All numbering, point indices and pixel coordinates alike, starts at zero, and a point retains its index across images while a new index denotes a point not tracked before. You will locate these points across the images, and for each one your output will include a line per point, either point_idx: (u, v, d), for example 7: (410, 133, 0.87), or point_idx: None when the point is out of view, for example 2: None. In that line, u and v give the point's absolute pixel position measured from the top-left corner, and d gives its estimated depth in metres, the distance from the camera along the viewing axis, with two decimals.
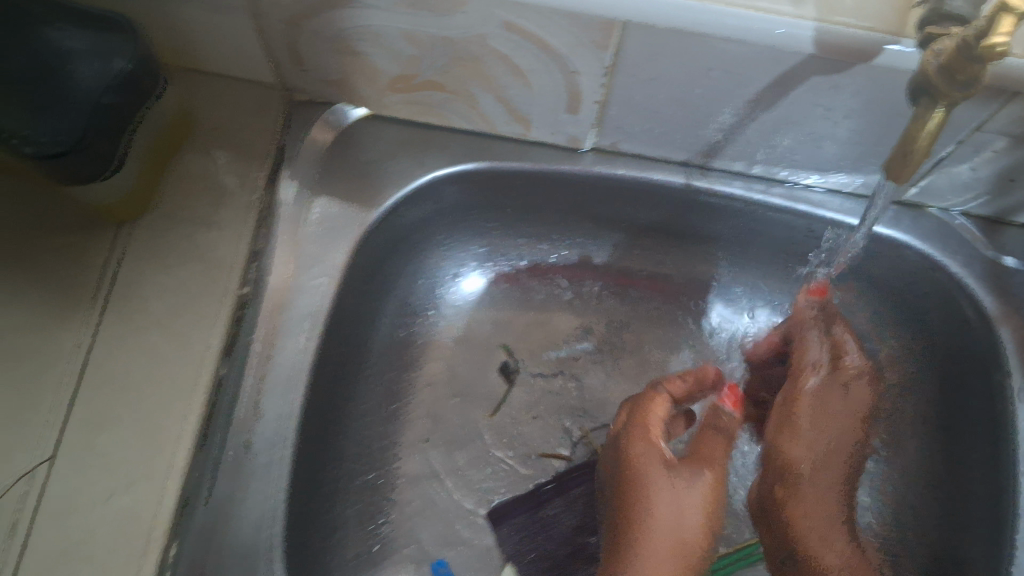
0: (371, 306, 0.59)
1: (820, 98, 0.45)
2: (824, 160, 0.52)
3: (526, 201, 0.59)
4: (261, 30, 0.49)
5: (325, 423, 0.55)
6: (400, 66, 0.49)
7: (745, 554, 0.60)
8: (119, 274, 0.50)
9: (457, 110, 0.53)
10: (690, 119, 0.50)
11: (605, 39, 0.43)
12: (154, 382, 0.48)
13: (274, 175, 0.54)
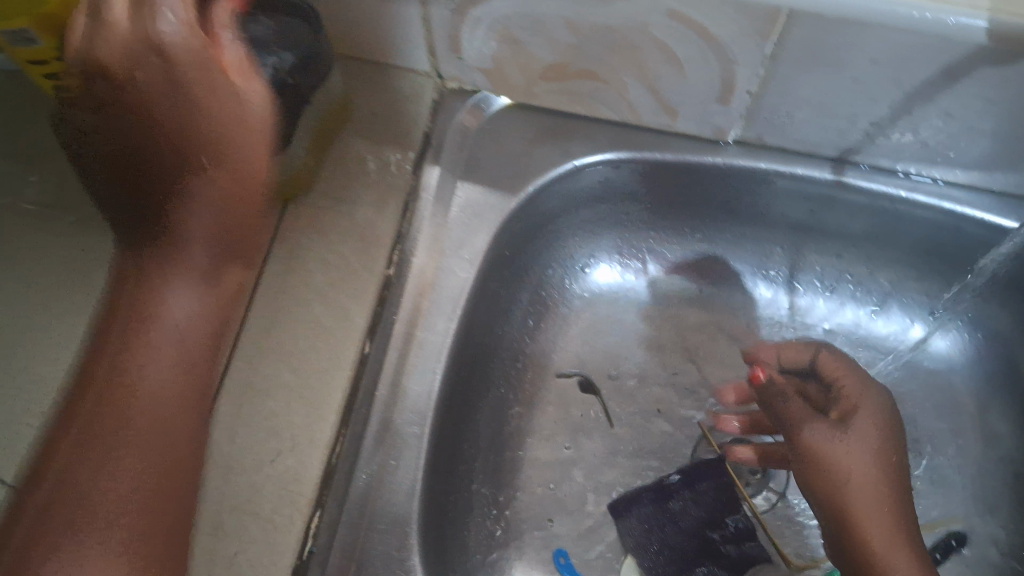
0: (509, 291, 0.59)
1: (987, 92, 0.45)
2: (980, 159, 0.51)
3: (660, 192, 0.59)
4: (422, 17, 0.50)
5: (461, 403, 0.56)
6: (552, 53, 0.50)
7: None
8: (277, 249, 0.53)
9: (605, 100, 0.54)
10: (845, 112, 0.49)
11: (770, 29, 0.43)
12: (307, 351, 0.51)
13: (421, 159, 0.55)
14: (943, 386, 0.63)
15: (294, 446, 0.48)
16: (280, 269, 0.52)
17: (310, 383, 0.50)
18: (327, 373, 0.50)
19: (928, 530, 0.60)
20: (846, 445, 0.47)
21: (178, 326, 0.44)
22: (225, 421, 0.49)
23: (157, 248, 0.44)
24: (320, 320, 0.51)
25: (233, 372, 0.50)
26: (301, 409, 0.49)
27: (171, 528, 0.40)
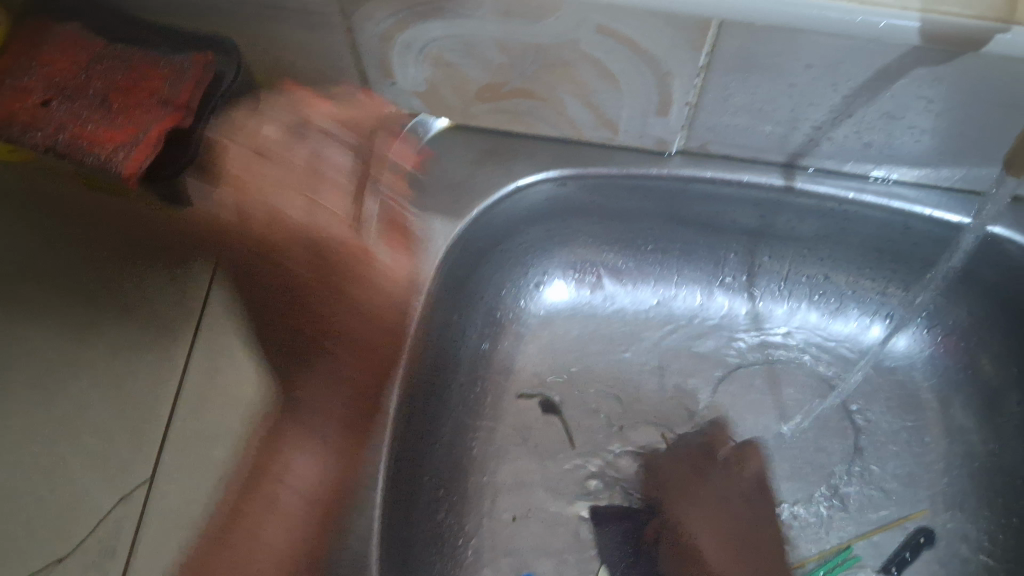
0: (461, 315, 0.58)
1: (922, 92, 0.44)
2: (923, 156, 0.50)
3: (607, 207, 0.58)
4: (349, 46, 0.49)
5: (417, 434, 0.55)
6: (486, 75, 0.49)
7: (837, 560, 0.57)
8: (216, 296, 0.52)
9: (544, 118, 0.53)
10: (785, 118, 0.48)
11: (700, 40, 0.42)
12: (251, 398, 0.50)
13: (360, 189, 0.54)
14: (904, 384, 0.62)
15: (243, 493, 0.47)
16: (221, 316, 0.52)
17: (257, 430, 0.49)
18: (272, 418, 0.49)
19: (902, 526, 0.58)
20: None
21: (306, 476, 0.48)
22: (172, 475, 0.48)
23: (280, 415, 0.49)
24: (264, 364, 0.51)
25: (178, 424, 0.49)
26: (248, 455, 0.48)
27: None
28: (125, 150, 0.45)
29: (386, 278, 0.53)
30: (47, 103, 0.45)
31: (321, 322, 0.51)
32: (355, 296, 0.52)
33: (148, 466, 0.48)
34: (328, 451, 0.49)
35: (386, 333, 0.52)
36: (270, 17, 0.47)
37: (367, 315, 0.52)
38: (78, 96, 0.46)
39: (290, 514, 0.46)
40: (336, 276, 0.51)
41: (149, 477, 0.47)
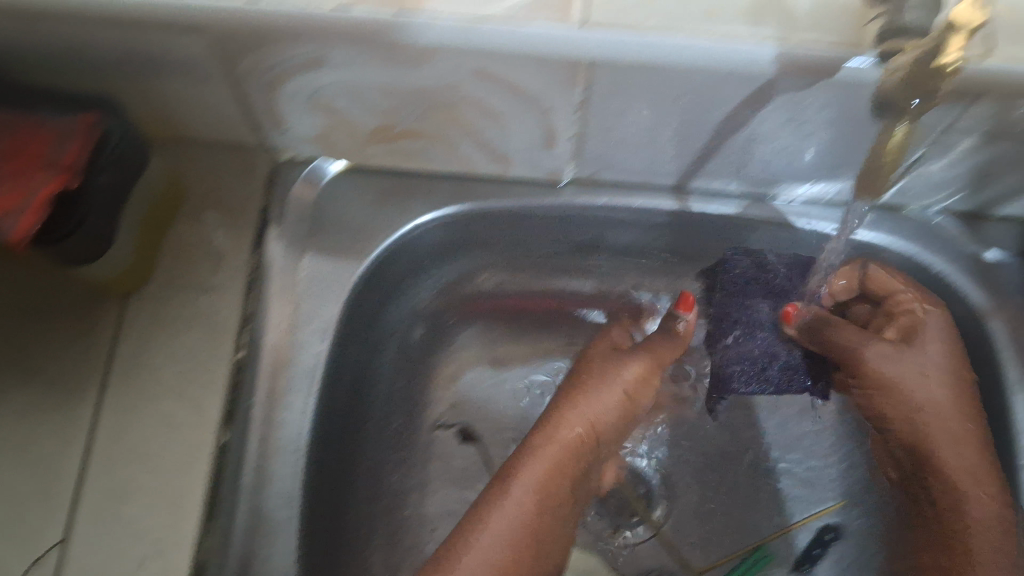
0: (372, 353, 0.59)
1: (790, 116, 0.46)
2: (802, 172, 0.52)
3: (507, 236, 0.60)
4: (238, 98, 0.49)
5: (334, 474, 0.55)
6: (376, 118, 0.50)
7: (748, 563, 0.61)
8: (121, 348, 0.52)
9: (438, 155, 0.54)
10: (668, 145, 0.50)
11: (575, 78, 0.44)
12: (162, 452, 0.49)
13: (260, 235, 0.54)
14: None
15: (158, 549, 0.47)
16: (127, 368, 0.51)
17: (170, 482, 0.49)
18: (184, 470, 0.49)
19: (806, 524, 0.62)
20: None
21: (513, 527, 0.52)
22: (85, 534, 0.47)
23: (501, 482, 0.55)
24: (172, 415, 0.50)
25: (89, 483, 0.49)
26: (162, 509, 0.48)
27: None
28: (10, 219, 0.41)
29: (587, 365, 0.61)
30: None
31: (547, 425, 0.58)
32: (583, 402, 0.59)
33: (60, 529, 0.47)
34: (533, 483, 0.54)
35: (571, 428, 0.58)
36: (154, 74, 0.47)
37: (589, 416, 0.58)
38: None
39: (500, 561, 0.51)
40: (541, 423, 0.59)
41: (61, 538, 0.47)
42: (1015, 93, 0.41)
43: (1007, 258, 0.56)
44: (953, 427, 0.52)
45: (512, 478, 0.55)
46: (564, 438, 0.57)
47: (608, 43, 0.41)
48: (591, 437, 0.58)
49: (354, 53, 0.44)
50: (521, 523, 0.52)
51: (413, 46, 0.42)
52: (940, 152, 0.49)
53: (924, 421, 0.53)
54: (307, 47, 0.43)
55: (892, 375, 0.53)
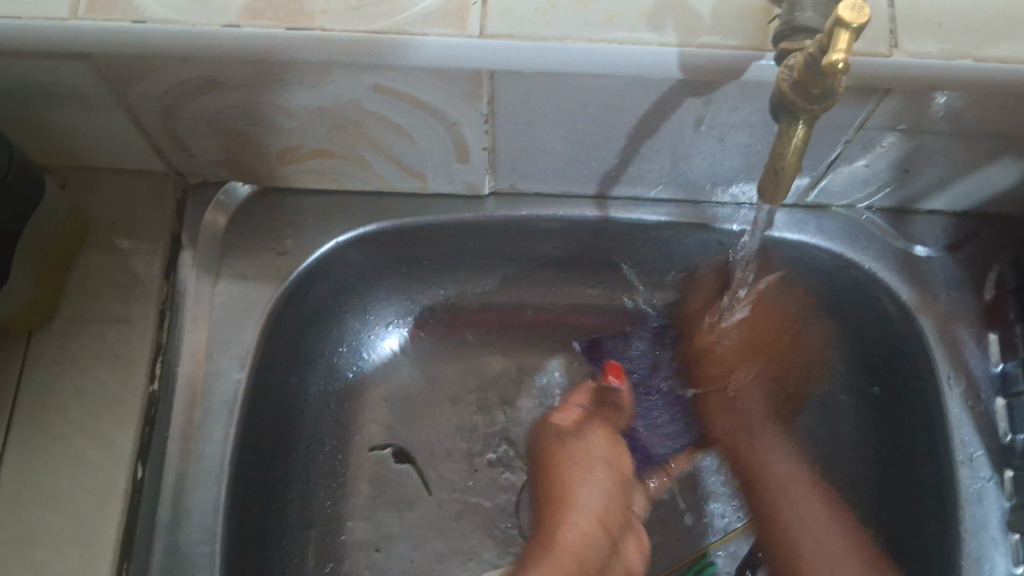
0: (296, 379, 0.57)
1: (702, 119, 0.45)
2: (723, 175, 0.52)
3: (432, 252, 0.58)
4: (135, 123, 0.48)
5: (259, 505, 0.53)
6: (282, 138, 0.49)
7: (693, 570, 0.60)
8: (26, 387, 0.49)
9: (351, 173, 0.52)
10: (584, 153, 0.49)
11: (477, 90, 0.43)
12: (71, 493, 0.47)
13: (172, 263, 0.53)
14: None
15: None
16: (33, 407, 0.49)
17: (81, 523, 0.47)
18: (96, 510, 0.47)
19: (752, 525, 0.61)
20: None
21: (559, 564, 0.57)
22: None
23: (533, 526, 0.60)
24: (82, 454, 0.48)
25: None
26: (74, 552, 0.46)
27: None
28: None
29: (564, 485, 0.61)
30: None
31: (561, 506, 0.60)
32: (572, 497, 0.60)
33: None
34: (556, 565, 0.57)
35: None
36: (43, 103, 0.46)
37: (592, 510, 0.60)
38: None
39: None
40: (541, 536, 0.59)
41: None
42: (921, 88, 0.41)
43: (934, 253, 0.55)
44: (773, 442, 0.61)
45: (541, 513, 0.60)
46: (568, 545, 0.58)
47: (506, 53, 0.40)
48: (602, 512, 0.59)
49: (248, 73, 0.42)
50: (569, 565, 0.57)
51: (307, 64, 0.41)
52: (858, 150, 0.48)
53: (755, 455, 0.61)
54: (198, 69, 0.42)
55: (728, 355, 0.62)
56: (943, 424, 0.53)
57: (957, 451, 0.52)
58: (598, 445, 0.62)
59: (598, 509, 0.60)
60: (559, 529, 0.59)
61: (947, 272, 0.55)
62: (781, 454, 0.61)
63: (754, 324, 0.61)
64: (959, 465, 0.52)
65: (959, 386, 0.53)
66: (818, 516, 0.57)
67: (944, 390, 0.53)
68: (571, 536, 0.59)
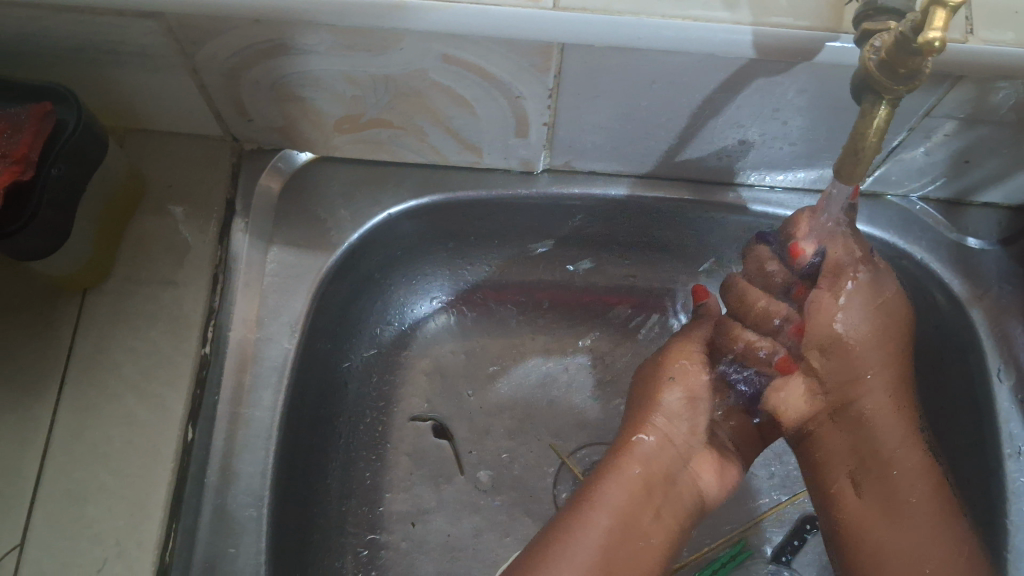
0: (343, 348, 0.58)
1: (766, 99, 0.45)
2: (779, 159, 0.52)
3: (483, 228, 0.58)
4: (197, 86, 0.48)
5: (304, 472, 0.54)
6: (341, 106, 0.49)
7: (729, 557, 0.61)
8: (79, 346, 0.50)
9: (406, 144, 0.52)
10: (643, 131, 0.49)
11: (546, 63, 0.43)
12: (123, 452, 0.48)
13: (227, 227, 0.53)
14: None
15: (120, 550, 0.46)
16: (87, 366, 0.50)
17: (131, 480, 0.47)
18: (148, 469, 0.47)
19: (777, 519, 0.62)
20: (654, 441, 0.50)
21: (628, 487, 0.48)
22: (44, 537, 0.46)
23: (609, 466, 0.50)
24: (134, 413, 0.49)
25: (47, 483, 0.47)
26: (124, 512, 0.47)
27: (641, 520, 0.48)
28: None
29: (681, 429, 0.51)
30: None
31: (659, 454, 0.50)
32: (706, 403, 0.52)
33: (17, 530, 0.46)
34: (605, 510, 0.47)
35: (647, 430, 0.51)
36: (109, 62, 0.46)
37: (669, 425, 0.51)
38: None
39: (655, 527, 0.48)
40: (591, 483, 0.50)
41: (20, 539, 0.46)
42: (995, 76, 0.41)
43: (988, 247, 0.55)
44: (904, 433, 0.51)
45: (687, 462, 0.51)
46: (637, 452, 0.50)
47: (576, 27, 0.39)
48: (669, 443, 0.51)
49: (316, 38, 0.42)
50: (637, 499, 0.48)
51: (377, 31, 0.41)
52: (920, 138, 0.48)
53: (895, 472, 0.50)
54: (266, 33, 0.42)
55: (857, 341, 0.50)
56: (992, 417, 0.53)
57: (1005, 444, 0.52)
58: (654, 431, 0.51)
59: (670, 427, 0.51)
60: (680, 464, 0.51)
61: (999, 267, 0.54)
62: (906, 462, 0.50)
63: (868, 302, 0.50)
64: (1006, 458, 0.52)
65: (1008, 379, 0.52)
66: (911, 492, 0.49)
67: (993, 383, 0.53)
68: (668, 406, 0.51)
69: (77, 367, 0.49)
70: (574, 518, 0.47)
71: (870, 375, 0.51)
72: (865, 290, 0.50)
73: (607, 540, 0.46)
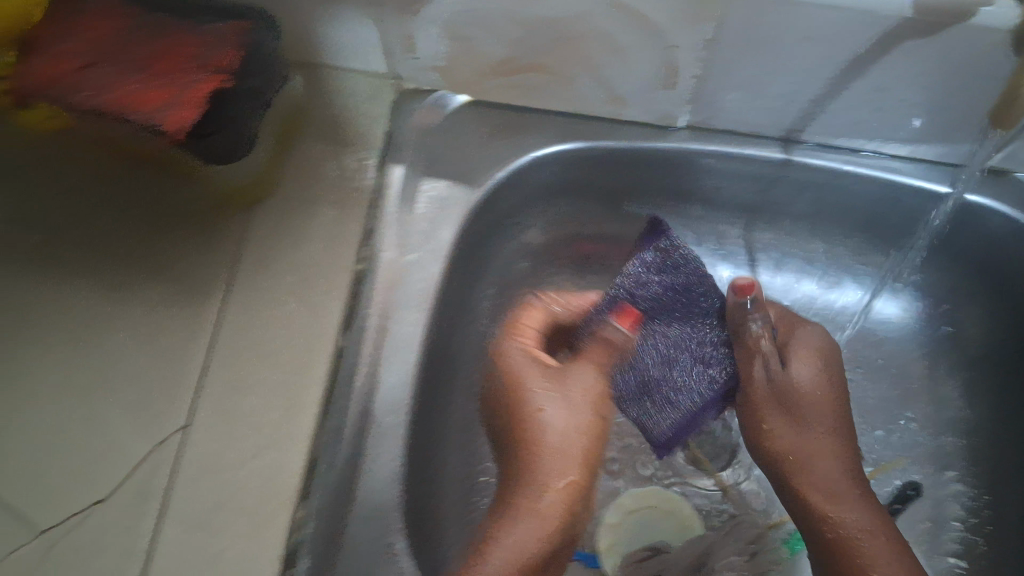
0: (477, 283, 0.61)
1: (911, 63, 0.47)
2: (912, 129, 0.54)
3: (618, 181, 0.62)
4: (375, 20, 0.52)
5: (436, 390, 0.57)
6: (503, 49, 0.52)
7: None
8: (245, 251, 0.55)
9: (556, 91, 0.56)
10: (786, 89, 0.52)
11: (708, 15, 0.46)
12: (282, 350, 0.52)
13: (384, 158, 0.57)
14: (895, 353, 0.66)
15: (276, 440, 0.50)
16: (252, 269, 0.54)
17: (289, 377, 0.52)
18: (304, 367, 0.52)
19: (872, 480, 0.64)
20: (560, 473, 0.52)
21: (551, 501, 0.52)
22: (208, 422, 0.51)
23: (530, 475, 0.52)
24: (293, 316, 0.53)
25: (212, 371, 0.52)
26: (281, 405, 0.51)
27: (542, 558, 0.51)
28: (167, 108, 0.44)
29: (557, 430, 0.53)
30: (87, 67, 0.45)
31: (533, 476, 0.52)
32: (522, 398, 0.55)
33: (183, 414, 0.51)
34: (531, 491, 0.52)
35: (548, 491, 0.52)
36: None
37: (563, 424, 0.54)
38: (112, 56, 0.45)
39: (549, 536, 0.51)
40: (517, 454, 0.54)
41: (186, 422, 0.51)
42: None
43: None
44: (842, 479, 0.56)
45: (570, 481, 0.53)
46: (546, 503, 0.51)
47: None
48: (559, 452, 0.53)
49: None
50: (549, 532, 0.51)
51: None
52: None
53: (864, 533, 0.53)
54: None
55: (804, 432, 0.58)
56: None
57: None
58: (554, 413, 0.54)
59: (559, 454, 0.53)
60: (561, 483, 0.52)
61: None
62: (830, 539, 0.53)
63: (811, 391, 0.59)
64: None
65: None
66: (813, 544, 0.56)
67: None
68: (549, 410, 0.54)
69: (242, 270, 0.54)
70: (502, 523, 0.51)
71: (816, 444, 0.58)
72: (784, 386, 0.59)
73: (536, 542, 0.50)
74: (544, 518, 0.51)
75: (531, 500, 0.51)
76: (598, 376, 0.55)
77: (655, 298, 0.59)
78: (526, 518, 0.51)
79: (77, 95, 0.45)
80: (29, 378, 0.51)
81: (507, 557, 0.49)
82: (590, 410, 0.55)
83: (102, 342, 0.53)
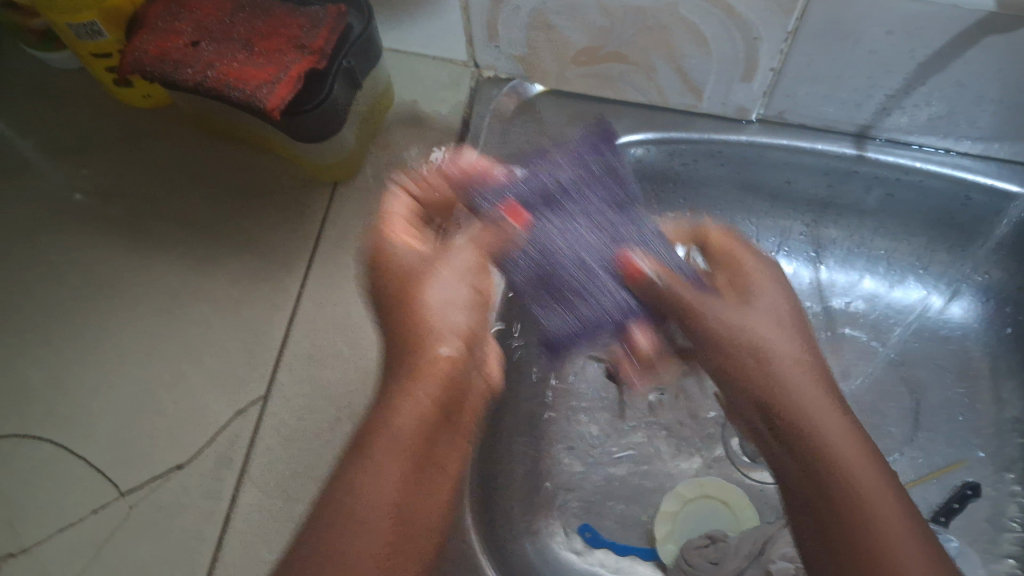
0: None
1: (992, 59, 0.48)
2: (987, 127, 0.54)
3: (688, 173, 0.63)
4: (462, 8, 0.53)
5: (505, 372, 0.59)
6: (585, 37, 0.53)
7: None
8: (327, 230, 0.56)
9: (634, 81, 0.57)
10: (863, 83, 0.53)
11: (792, 5, 0.47)
12: (360, 327, 0.54)
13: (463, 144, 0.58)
14: (960, 353, 0.63)
15: (352, 412, 0.52)
16: (334, 248, 0.56)
17: (365, 351, 0.53)
18: (381, 343, 0.53)
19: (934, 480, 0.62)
20: (449, 346, 0.43)
21: (430, 398, 0.40)
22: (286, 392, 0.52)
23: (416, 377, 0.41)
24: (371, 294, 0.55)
25: (292, 344, 0.53)
26: (358, 378, 0.52)
27: (408, 529, 0.37)
28: (267, 86, 0.48)
29: (446, 364, 0.42)
30: (195, 44, 0.50)
31: (436, 376, 0.41)
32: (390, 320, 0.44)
33: (263, 384, 0.52)
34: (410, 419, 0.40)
35: (444, 347, 0.42)
36: None
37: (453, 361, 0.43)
38: (219, 36, 0.50)
39: (404, 459, 0.38)
40: (423, 386, 0.40)
41: (264, 393, 0.52)
42: None
43: None
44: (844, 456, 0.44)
45: (435, 360, 0.42)
46: (435, 366, 0.41)
47: None
48: (456, 358, 0.43)
49: None
50: (423, 429, 0.39)
51: None
52: None
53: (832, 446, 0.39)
54: None
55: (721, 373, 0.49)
56: None
57: None
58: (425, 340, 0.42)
59: (455, 330, 0.44)
60: (424, 385, 0.41)
61: None
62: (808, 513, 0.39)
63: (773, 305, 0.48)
64: None
65: None
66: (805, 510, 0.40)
67: None
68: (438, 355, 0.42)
69: (323, 249, 0.56)
70: (363, 485, 0.36)
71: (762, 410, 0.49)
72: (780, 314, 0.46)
73: (401, 489, 0.37)
74: (400, 485, 0.37)
75: (360, 472, 0.37)
76: (477, 254, 0.48)
77: (578, 190, 0.52)
78: (377, 483, 0.37)
79: (183, 67, 0.49)
80: (116, 346, 0.54)
81: (378, 504, 0.36)
82: (432, 285, 0.45)
83: (186, 314, 0.55)
